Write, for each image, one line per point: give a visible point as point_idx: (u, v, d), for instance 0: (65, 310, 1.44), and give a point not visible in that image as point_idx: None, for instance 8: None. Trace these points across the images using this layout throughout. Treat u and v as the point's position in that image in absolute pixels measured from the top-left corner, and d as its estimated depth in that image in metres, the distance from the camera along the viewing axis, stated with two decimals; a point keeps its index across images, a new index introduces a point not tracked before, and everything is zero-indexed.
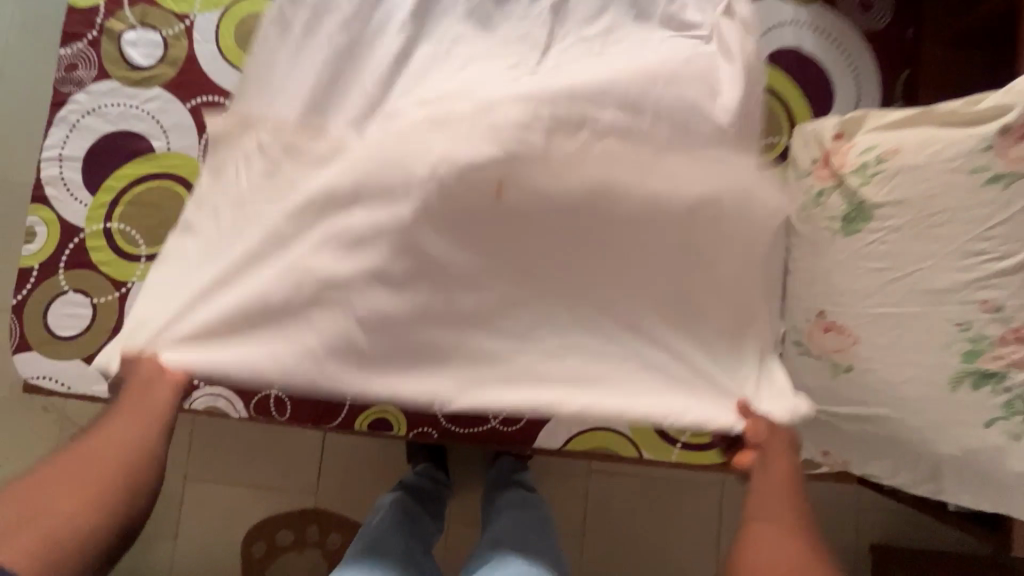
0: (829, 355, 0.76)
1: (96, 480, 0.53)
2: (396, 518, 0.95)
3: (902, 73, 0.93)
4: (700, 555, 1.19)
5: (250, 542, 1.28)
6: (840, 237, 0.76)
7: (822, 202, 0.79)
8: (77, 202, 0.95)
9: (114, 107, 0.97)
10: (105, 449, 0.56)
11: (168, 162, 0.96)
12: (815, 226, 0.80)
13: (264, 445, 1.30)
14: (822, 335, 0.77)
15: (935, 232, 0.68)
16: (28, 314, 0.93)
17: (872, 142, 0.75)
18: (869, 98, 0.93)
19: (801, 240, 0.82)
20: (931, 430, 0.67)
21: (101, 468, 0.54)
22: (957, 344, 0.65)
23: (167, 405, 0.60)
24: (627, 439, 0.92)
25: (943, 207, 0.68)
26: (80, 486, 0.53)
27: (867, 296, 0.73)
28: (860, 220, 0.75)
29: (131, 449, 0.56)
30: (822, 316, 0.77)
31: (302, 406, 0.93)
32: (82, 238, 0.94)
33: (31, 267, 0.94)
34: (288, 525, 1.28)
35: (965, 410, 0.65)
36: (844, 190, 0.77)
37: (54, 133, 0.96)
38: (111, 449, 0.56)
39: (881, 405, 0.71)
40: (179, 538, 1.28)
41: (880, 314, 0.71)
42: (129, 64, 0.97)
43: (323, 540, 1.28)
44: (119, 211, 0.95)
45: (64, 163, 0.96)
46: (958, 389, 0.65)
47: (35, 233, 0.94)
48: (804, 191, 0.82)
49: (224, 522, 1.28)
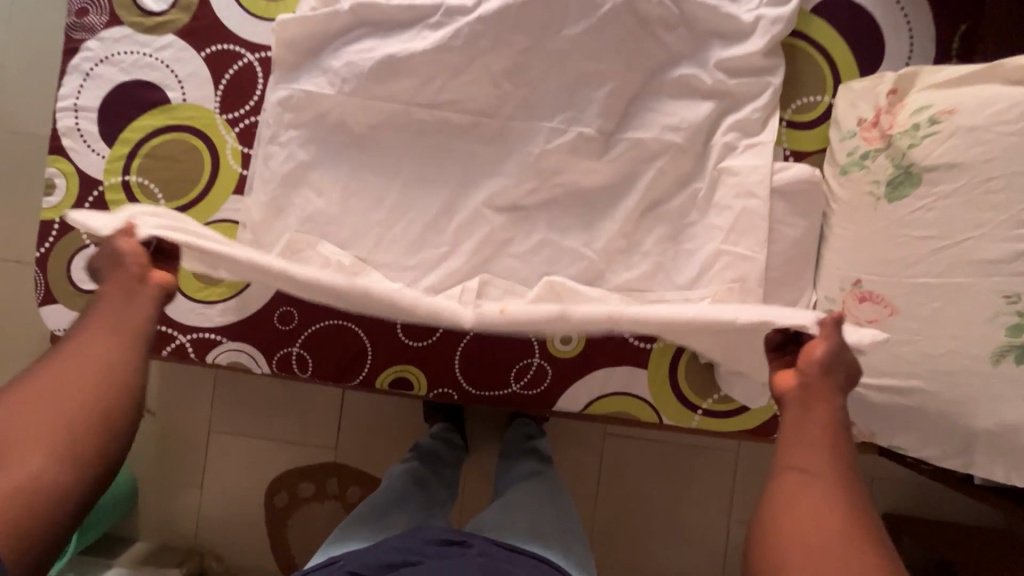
0: (862, 325, 0.74)
1: (92, 380, 0.51)
2: (387, 543, 0.73)
3: (959, 27, 0.87)
4: (715, 522, 1.18)
5: (272, 493, 1.31)
6: (884, 202, 0.73)
7: (866, 164, 0.76)
8: (93, 154, 0.93)
9: (127, 55, 0.93)
10: (61, 380, 0.50)
11: (183, 114, 0.93)
12: (858, 191, 0.76)
13: (282, 399, 1.31)
14: (856, 304, 0.75)
15: (990, 199, 0.65)
16: (51, 268, 0.94)
17: (924, 101, 0.71)
18: (922, 52, 0.87)
19: (855, 210, 0.77)
20: (967, 403, 0.66)
21: (74, 399, 0.49)
22: (1003, 316, 0.63)
23: (102, 352, 0.53)
24: (646, 404, 0.91)
25: (999, 171, 0.64)
26: (62, 402, 0.49)
27: (910, 264, 0.70)
28: (909, 180, 0.71)
29: (70, 415, 0.49)
30: (858, 285, 0.75)
31: (324, 362, 0.93)
32: (101, 191, 0.93)
33: (52, 220, 0.93)
34: (308, 477, 1.31)
35: (1007, 385, 0.63)
36: (893, 152, 0.73)
37: (68, 82, 0.94)
38: (60, 379, 0.50)
39: (913, 376, 0.69)
40: (206, 484, 1.33)
41: (917, 284, 0.69)
42: (140, 10, 0.93)
43: (343, 492, 1.30)
44: (137, 164, 0.93)
45: (80, 113, 0.94)
46: (999, 363, 0.64)
47: (54, 185, 0.93)
48: (851, 161, 0.78)
49: (248, 474, 1.32)
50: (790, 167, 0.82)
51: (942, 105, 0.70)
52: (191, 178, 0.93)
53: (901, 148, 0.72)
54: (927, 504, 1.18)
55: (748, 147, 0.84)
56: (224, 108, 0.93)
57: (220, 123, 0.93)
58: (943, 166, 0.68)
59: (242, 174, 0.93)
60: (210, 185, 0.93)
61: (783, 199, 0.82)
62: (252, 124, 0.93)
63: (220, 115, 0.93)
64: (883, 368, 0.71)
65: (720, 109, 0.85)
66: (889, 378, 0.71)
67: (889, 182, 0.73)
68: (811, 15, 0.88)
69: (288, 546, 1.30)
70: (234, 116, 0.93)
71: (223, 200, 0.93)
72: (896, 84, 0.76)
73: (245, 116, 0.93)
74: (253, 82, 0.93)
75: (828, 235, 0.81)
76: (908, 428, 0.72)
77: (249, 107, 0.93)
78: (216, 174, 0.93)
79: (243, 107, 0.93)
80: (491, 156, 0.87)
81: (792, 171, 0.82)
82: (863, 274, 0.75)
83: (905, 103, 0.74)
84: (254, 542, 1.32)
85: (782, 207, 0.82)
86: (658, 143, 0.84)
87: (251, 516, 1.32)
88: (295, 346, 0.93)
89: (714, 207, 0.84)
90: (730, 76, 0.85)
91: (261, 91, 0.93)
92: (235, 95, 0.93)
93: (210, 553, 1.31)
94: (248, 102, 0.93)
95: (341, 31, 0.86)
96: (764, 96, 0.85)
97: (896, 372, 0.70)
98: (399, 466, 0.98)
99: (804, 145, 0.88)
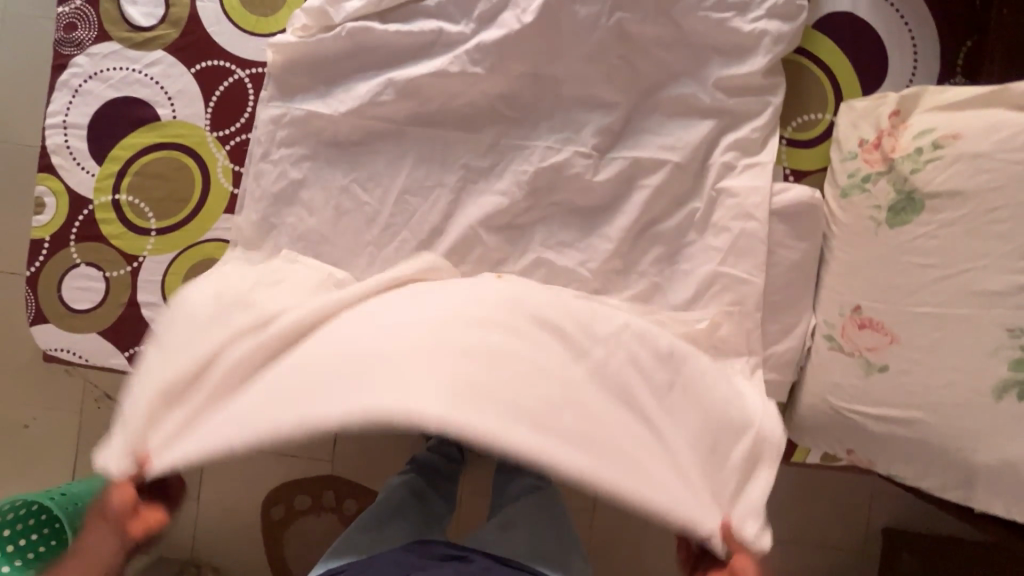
0: (862, 353, 0.73)
1: None
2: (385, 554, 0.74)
3: (965, 43, 0.84)
4: None
5: (269, 505, 1.31)
6: (885, 228, 0.72)
7: (867, 187, 0.74)
8: (83, 171, 0.92)
9: (116, 71, 0.92)
10: None
11: (173, 131, 0.92)
12: (859, 215, 0.75)
13: None
14: (857, 330, 0.73)
15: (993, 229, 0.63)
16: (43, 287, 0.93)
17: (926, 125, 0.70)
18: (926, 69, 0.84)
19: (857, 234, 0.75)
20: (968, 437, 0.64)
21: None
22: (1006, 350, 0.62)
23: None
24: None
25: (1004, 201, 0.63)
26: None
27: (911, 292, 0.69)
28: (911, 206, 0.69)
29: None
30: (858, 311, 0.74)
31: None
32: (92, 210, 0.92)
33: (42, 239, 0.92)
34: (305, 489, 1.31)
35: (1010, 422, 0.62)
36: (895, 177, 0.71)
37: (57, 99, 0.92)
38: None
39: (913, 407, 0.68)
40: (203, 497, 1.32)
41: (918, 313, 0.68)
42: (129, 25, 0.92)
43: (339, 505, 1.29)
44: (127, 182, 0.92)
45: (69, 130, 0.92)
46: (1003, 398, 0.62)
47: (45, 204, 0.92)
48: (852, 183, 0.77)
49: (244, 487, 1.32)
50: (790, 188, 0.81)
51: (946, 129, 0.68)
52: (181, 197, 0.92)
53: (904, 173, 0.70)
54: (927, 520, 1.17)
55: (747, 167, 0.82)
56: (215, 125, 0.91)
57: (211, 140, 0.91)
58: (947, 193, 0.66)
59: (234, 193, 0.91)
60: (201, 204, 0.92)
61: (783, 221, 0.81)
62: (243, 142, 0.91)
63: (211, 132, 0.91)
64: (882, 397, 0.70)
65: (719, 128, 0.83)
66: (889, 407, 0.70)
67: (891, 207, 0.71)
68: (813, 30, 0.86)
69: (285, 558, 1.30)
70: (225, 133, 0.91)
71: (214, 219, 0.92)
72: (899, 106, 0.74)
73: (236, 133, 0.91)
74: (244, 98, 0.91)
75: (829, 258, 0.80)
76: (908, 458, 0.70)
77: (240, 124, 0.91)
78: (207, 193, 0.92)
79: (234, 124, 0.91)
80: (485, 176, 0.85)
81: (792, 193, 0.80)
82: (863, 300, 0.73)
83: (908, 126, 0.72)
84: (250, 554, 1.31)
85: (781, 229, 0.81)
86: (655, 163, 0.82)
87: (247, 529, 1.32)
88: None
89: (711, 228, 0.83)
90: (730, 94, 0.83)
91: (252, 108, 0.91)
92: (225, 112, 0.91)
93: (207, 565, 1.31)
94: (239, 119, 0.91)
95: (333, 48, 0.85)
96: (765, 115, 0.83)
97: (896, 402, 0.69)
98: (397, 478, 0.98)
99: (805, 164, 0.86)
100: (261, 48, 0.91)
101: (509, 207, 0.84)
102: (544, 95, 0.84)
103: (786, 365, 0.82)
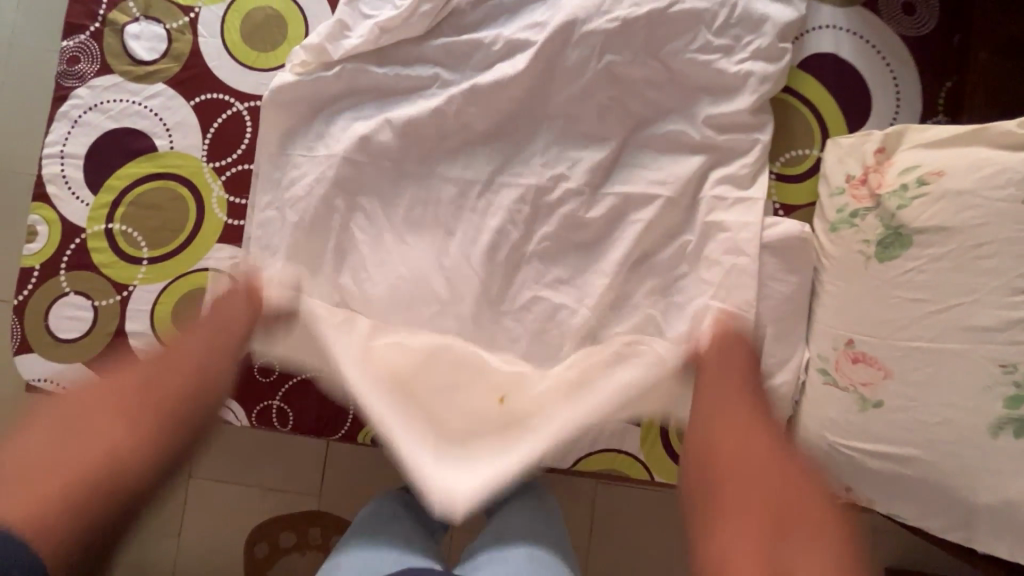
0: (856, 387, 0.72)
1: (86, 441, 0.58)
2: None
3: (944, 84, 0.87)
4: None
5: (252, 543, 1.26)
6: (874, 262, 0.72)
7: (855, 222, 0.75)
8: (78, 200, 0.92)
9: (116, 103, 0.93)
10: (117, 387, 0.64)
11: (170, 162, 0.92)
12: (848, 250, 0.75)
13: (266, 444, 1.28)
14: (850, 365, 0.73)
15: (979, 265, 0.64)
16: (29, 316, 0.92)
17: (912, 162, 0.71)
18: (908, 109, 0.87)
19: (847, 269, 0.75)
20: (966, 475, 0.64)
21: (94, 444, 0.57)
22: (999, 387, 0.62)
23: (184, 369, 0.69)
24: (636, 462, 0.88)
25: (989, 237, 0.64)
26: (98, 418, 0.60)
27: (903, 328, 0.68)
28: (899, 241, 0.70)
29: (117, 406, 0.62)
30: (851, 345, 0.73)
31: (304, 415, 0.90)
32: (84, 238, 0.92)
33: (33, 266, 0.92)
34: (290, 526, 1.26)
35: (1006, 459, 0.61)
36: (882, 212, 0.72)
37: (56, 129, 0.93)
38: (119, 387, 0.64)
39: (909, 444, 0.67)
40: (185, 533, 1.28)
41: (911, 348, 0.68)
42: (132, 58, 0.94)
43: (326, 542, 1.25)
44: (121, 212, 0.92)
45: (66, 160, 0.93)
46: (998, 435, 0.62)
47: (37, 232, 0.92)
48: (840, 218, 0.77)
49: (227, 523, 1.27)
50: (780, 223, 0.82)
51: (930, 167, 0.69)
52: (175, 227, 0.92)
53: (891, 209, 0.71)
54: (925, 553, 1.14)
55: (738, 202, 0.83)
56: (212, 156, 0.92)
57: (207, 171, 0.92)
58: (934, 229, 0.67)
59: (227, 223, 0.92)
60: (195, 234, 0.92)
61: (774, 255, 0.81)
62: (239, 173, 0.92)
63: (208, 162, 0.92)
64: (878, 434, 0.70)
65: (708, 163, 0.85)
66: (885, 444, 0.69)
67: (879, 242, 0.72)
68: (797, 70, 0.88)
69: None
70: (221, 164, 0.92)
71: (206, 248, 0.91)
72: (882, 144, 0.76)
73: (233, 165, 0.92)
74: (241, 130, 0.92)
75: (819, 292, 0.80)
76: (906, 497, 0.69)
77: (237, 155, 0.92)
78: (201, 223, 0.92)
79: (231, 155, 0.92)
80: (478, 208, 0.86)
81: (781, 228, 0.81)
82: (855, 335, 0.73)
83: (893, 163, 0.74)
84: None
85: (771, 263, 0.81)
86: (646, 198, 0.84)
87: (228, 568, 1.27)
88: (276, 399, 0.90)
89: (703, 261, 0.83)
90: (718, 131, 0.85)
91: (249, 139, 0.92)
92: (222, 144, 0.92)
93: None
94: (236, 150, 0.92)
95: (331, 84, 0.87)
96: (753, 151, 0.84)
97: (892, 438, 0.68)
98: None
99: (793, 199, 0.87)
100: (260, 83, 0.93)
101: (502, 240, 0.84)
102: (538, 130, 0.86)
103: (780, 400, 0.81)
